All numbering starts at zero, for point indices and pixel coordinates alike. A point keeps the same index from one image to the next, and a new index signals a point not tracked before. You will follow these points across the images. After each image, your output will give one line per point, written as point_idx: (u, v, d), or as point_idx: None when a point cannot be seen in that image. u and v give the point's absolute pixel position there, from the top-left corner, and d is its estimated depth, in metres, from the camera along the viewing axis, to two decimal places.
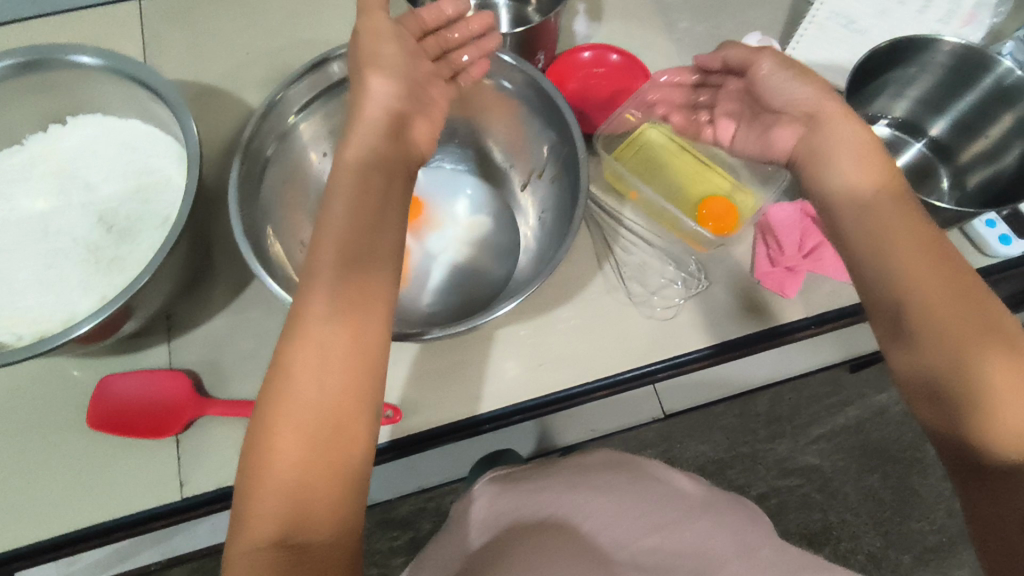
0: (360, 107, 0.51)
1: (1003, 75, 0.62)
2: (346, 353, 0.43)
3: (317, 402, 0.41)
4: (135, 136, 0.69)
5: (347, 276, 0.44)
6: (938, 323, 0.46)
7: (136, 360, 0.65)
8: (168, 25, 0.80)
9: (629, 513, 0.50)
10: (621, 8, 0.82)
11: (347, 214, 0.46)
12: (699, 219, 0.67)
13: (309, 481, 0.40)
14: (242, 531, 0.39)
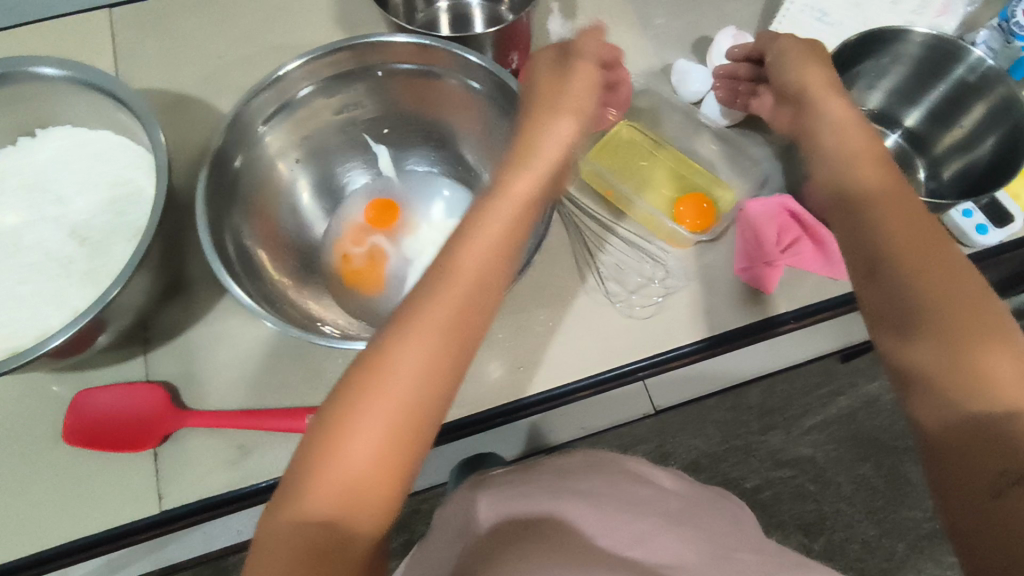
0: (540, 144, 0.51)
1: (975, 63, 0.62)
2: (444, 365, 0.42)
3: (406, 402, 0.40)
4: (106, 146, 0.68)
5: (465, 288, 0.44)
6: (931, 300, 0.42)
7: (112, 373, 0.64)
8: (140, 34, 0.80)
9: (613, 516, 0.48)
10: (596, 6, 0.81)
11: (487, 237, 0.46)
12: (677, 217, 0.68)
13: (371, 479, 0.39)
14: (293, 501, 0.38)
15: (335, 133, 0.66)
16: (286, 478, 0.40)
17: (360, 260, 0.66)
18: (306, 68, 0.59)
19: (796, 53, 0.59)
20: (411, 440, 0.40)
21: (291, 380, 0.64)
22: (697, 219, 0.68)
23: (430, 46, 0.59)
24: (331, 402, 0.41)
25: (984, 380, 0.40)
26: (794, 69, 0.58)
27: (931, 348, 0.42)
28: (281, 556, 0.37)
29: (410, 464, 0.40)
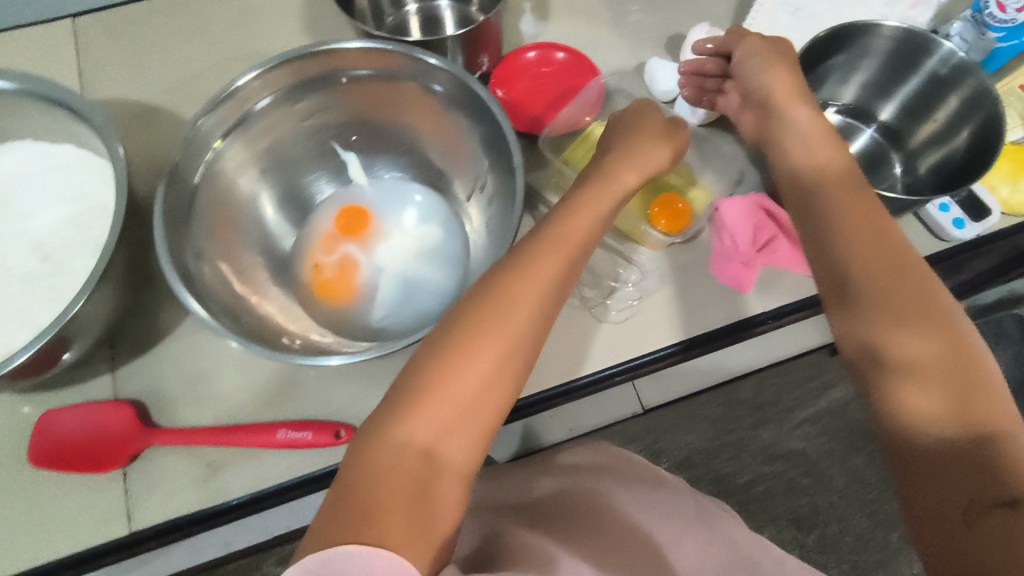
0: (641, 155, 0.57)
1: (947, 55, 0.61)
2: (536, 329, 0.46)
3: (507, 355, 0.44)
4: (67, 160, 0.67)
5: (571, 257, 0.49)
6: (902, 313, 0.44)
7: (78, 392, 0.63)
8: (103, 43, 0.78)
9: (604, 492, 0.58)
10: (568, 4, 0.80)
11: (596, 214, 0.52)
12: (654, 217, 0.66)
13: (468, 420, 0.42)
14: (398, 423, 0.41)
15: (300, 141, 0.65)
16: (387, 399, 0.43)
17: (332, 270, 0.62)
18: (263, 80, 0.59)
19: (760, 56, 0.60)
20: (503, 394, 0.44)
21: (262, 394, 0.63)
22: (675, 218, 0.66)
23: (391, 51, 0.59)
24: (439, 341, 0.44)
25: (959, 395, 0.41)
26: (760, 74, 0.59)
27: (919, 365, 0.42)
28: (385, 476, 0.39)
29: (499, 416, 0.44)
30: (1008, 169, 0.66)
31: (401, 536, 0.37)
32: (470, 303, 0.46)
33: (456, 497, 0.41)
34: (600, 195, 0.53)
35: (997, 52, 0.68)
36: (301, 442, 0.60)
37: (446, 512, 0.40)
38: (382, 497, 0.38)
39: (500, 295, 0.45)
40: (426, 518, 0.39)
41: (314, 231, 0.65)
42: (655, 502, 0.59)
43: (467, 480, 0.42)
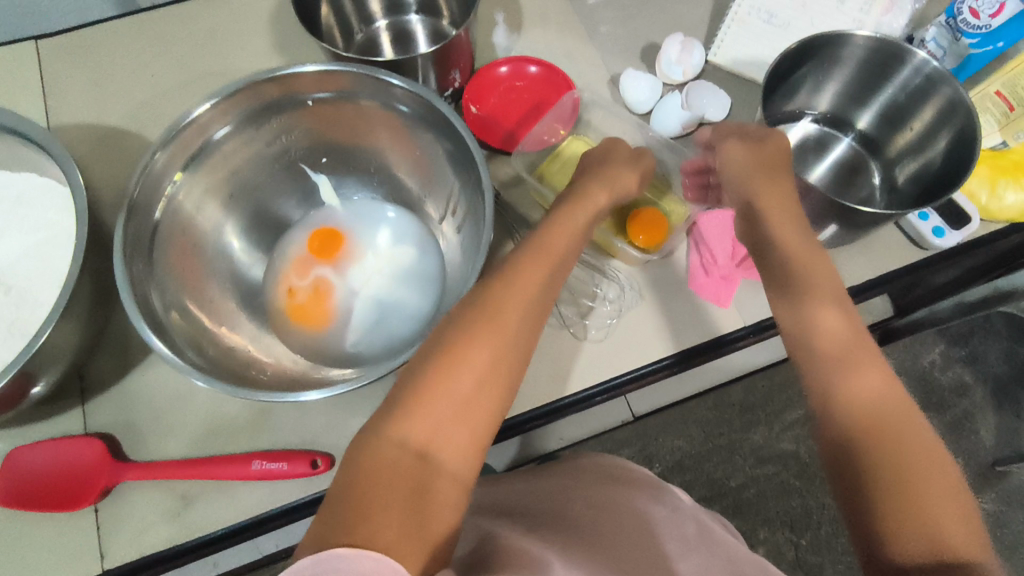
0: (613, 174, 0.56)
1: (921, 64, 0.59)
2: (529, 331, 0.46)
3: (500, 354, 0.43)
4: (30, 189, 0.65)
5: (557, 260, 0.49)
6: (865, 394, 0.46)
7: (46, 427, 0.61)
8: (68, 67, 0.77)
9: (613, 499, 0.54)
10: (540, 16, 0.79)
11: (575, 225, 0.52)
12: (630, 232, 0.64)
13: (463, 422, 0.41)
14: (392, 422, 0.39)
15: (267, 165, 0.64)
16: (381, 406, 0.41)
17: (304, 295, 0.61)
18: (217, 109, 0.57)
19: (741, 161, 0.56)
20: (497, 396, 0.42)
21: (236, 423, 0.62)
22: (653, 234, 0.64)
23: (352, 73, 0.57)
24: (432, 342, 0.44)
25: (928, 508, 0.41)
26: (746, 178, 0.55)
27: (896, 459, 0.43)
28: (380, 477, 0.37)
29: (495, 420, 0.42)
30: (987, 173, 0.65)
31: (394, 538, 0.35)
32: (464, 304, 0.46)
33: (453, 500, 0.39)
34: (586, 200, 0.53)
35: (971, 58, 0.68)
36: (276, 473, 0.58)
37: (443, 516, 0.38)
38: (376, 498, 0.36)
39: (493, 296, 0.45)
40: (421, 520, 0.36)
41: (285, 251, 0.64)
42: (662, 514, 0.54)
43: (465, 486, 0.40)
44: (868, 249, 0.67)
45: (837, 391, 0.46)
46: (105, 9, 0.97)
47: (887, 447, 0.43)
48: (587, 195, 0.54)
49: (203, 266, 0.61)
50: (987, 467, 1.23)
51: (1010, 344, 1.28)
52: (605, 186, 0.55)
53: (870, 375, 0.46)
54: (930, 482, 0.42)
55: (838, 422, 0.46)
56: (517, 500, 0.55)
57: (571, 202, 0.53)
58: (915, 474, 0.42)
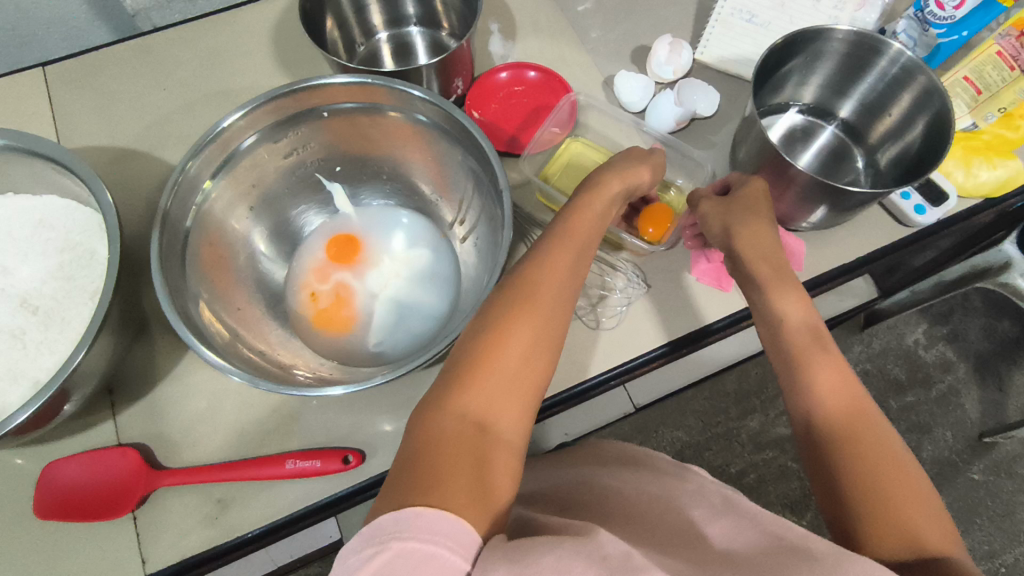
0: (629, 169, 0.59)
1: (897, 55, 0.63)
2: (563, 311, 0.50)
3: (538, 334, 0.47)
4: (51, 211, 0.67)
5: (581, 253, 0.53)
6: (830, 391, 0.53)
7: (79, 441, 0.63)
8: (75, 92, 0.78)
9: (637, 480, 0.56)
10: (534, 24, 0.83)
11: (597, 216, 0.55)
12: (642, 227, 0.69)
13: (512, 397, 0.45)
14: (451, 400, 0.44)
15: (285, 177, 0.67)
16: (432, 393, 0.45)
17: (326, 299, 0.63)
18: (247, 119, 0.60)
19: (733, 209, 0.62)
20: (541, 370, 0.47)
21: (264, 428, 0.64)
22: (664, 228, 0.68)
23: (370, 84, 0.60)
24: (474, 329, 0.48)
25: (890, 479, 0.48)
26: (733, 223, 0.61)
27: (864, 442, 0.50)
28: (444, 449, 0.41)
29: (540, 392, 0.46)
30: (962, 154, 0.69)
31: (464, 501, 0.38)
32: (499, 291, 0.50)
33: (511, 466, 0.42)
34: (599, 195, 0.56)
35: (940, 47, 0.72)
36: (311, 471, 0.60)
37: (504, 478, 0.41)
38: (442, 466, 0.40)
39: (526, 284, 0.49)
40: (485, 485, 0.40)
41: (304, 259, 0.66)
42: (690, 489, 0.55)
43: (519, 453, 0.44)
44: (855, 229, 0.71)
45: (805, 387, 0.54)
46: (100, 33, 0.99)
47: (841, 412, 0.52)
48: (605, 187, 0.57)
49: (232, 274, 0.63)
50: (974, 439, 1.28)
51: (988, 320, 1.35)
52: (620, 180, 0.58)
53: (829, 366, 0.54)
54: (893, 477, 0.48)
55: (816, 407, 0.53)
56: (552, 489, 0.58)
57: (590, 195, 0.56)
58: (870, 453, 0.49)
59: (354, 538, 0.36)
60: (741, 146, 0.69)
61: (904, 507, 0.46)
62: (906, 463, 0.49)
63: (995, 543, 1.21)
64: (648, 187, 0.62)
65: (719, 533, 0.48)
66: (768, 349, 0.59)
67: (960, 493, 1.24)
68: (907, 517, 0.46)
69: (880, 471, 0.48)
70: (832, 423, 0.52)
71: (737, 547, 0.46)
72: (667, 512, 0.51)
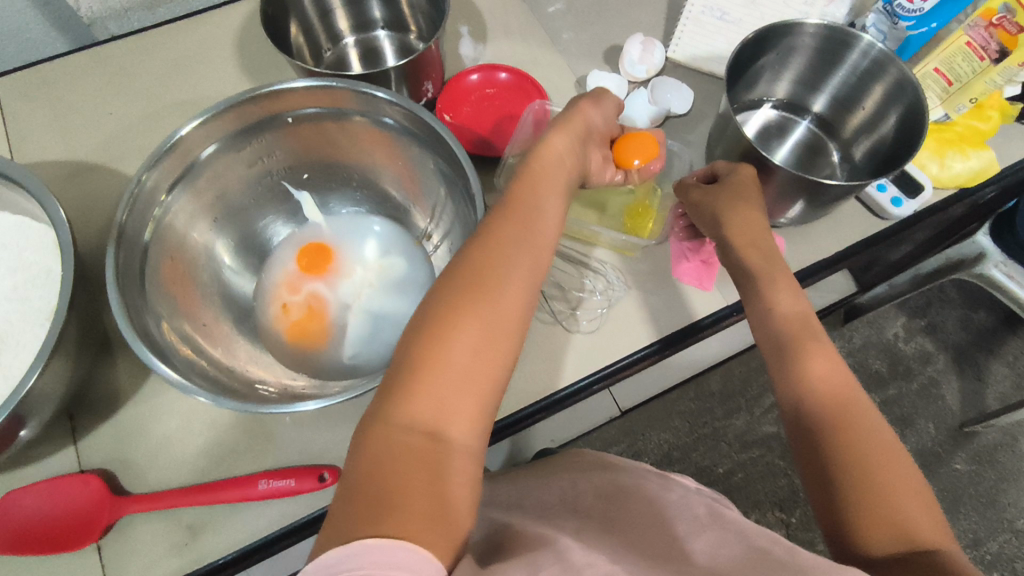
0: (569, 114, 0.56)
1: (867, 48, 0.63)
2: (523, 295, 0.45)
3: (489, 323, 0.43)
4: (5, 229, 0.64)
5: (533, 227, 0.48)
6: (815, 378, 0.52)
7: (37, 470, 0.60)
8: (30, 104, 0.75)
9: (615, 493, 0.55)
10: (504, 27, 0.82)
11: (552, 187, 0.51)
12: (622, 162, 0.62)
13: (467, 394, 0.41)
14: (398, 406, 0.40)
15: (250, 186, 0.65)
16: (376, 397, 0.41)
17: (297, 312, 0.61)
18: (205, 128, 0.57)
19: (722, 197, 0.61)
20: (499, 360, 0.43)
21: (235, 448, 0.61)
22: (635, 139, 0.62)
23: (334, 88, 0.58)
24: (419, 320, 0.43)
25: (878, 467, 0.47)
26: (724, 210, 0.60)
27: (854, 428, 0.49)
28: (392, 464, 0.38)
29: (500, 384, 0.43)
30: (936, 147, 0.70)
31: (420, 523, 0.35)
32: (449, 274, 0.45)
33: (470, 474, 0.40)
34: (546, 152, 0.53)
35: (910, 40, 0.72)
36: (283, 491, 0.58)
37: (462, 489, 0.39)
38: (393, 485, 0.37)
39: (480, 269, 0.44)
40: (443, 503, 0.37)
41: (275, 272, 0.64)
42: (675, 500, 0.55)
43: (476, 457, 0.41)
44: (834, 223, 0.71)
45: (797, 377, 0.53)
46: (57, 45, 0.96)
47: (832, 400, 0.51)
48: (553, 137, 0.54)
49: (195, 287, 0.61)
50: (956, 428, 1.29)
51: (964, 311, 1.37)
52: (563, 131, 0.55)
53: (822, 354, 0.53)
54: (884, 464, 0.47)
55: (807, 395, 0.52)
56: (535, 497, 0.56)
57: (537, 152, 0.53)
58: (860, 442, 0.48)
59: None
60: (718, 144, 0.68)
61: (896, 497, 0.46)
62: (895, 450, 0.48)
63: (980, 531, 1.22)
64: (601, 126, 0.60)
65: (702, 549, 0.47)
66: (760, 342, 0.57)
67: (945, 483, 1.25)
68: (897, 507, 0.45)
69: (876, 464, 0.47)
70: (825, 413, 0.50)
71: (724, 562, 0.45)
72: (646, 528, 0.50)
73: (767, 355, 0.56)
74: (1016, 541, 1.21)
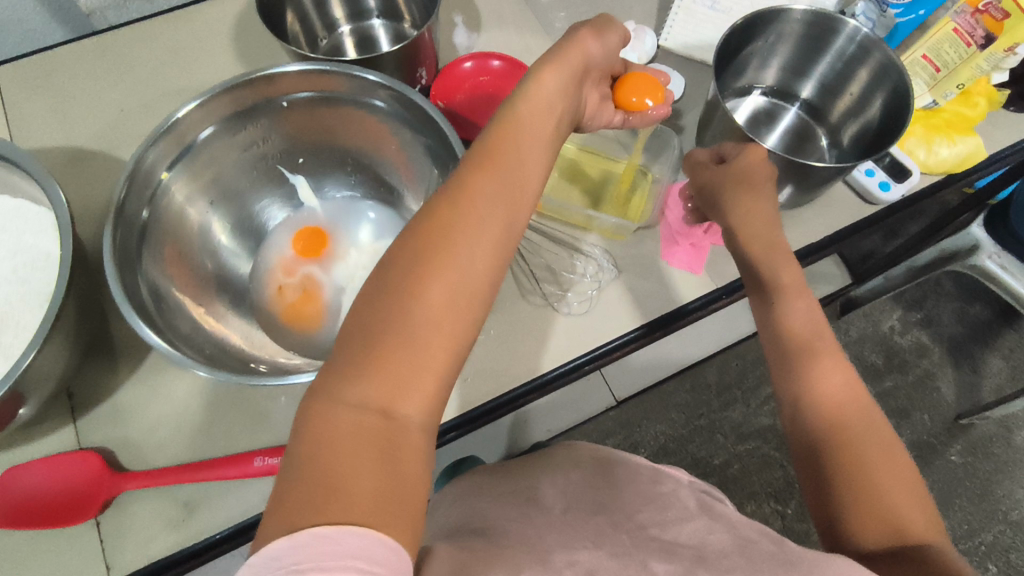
0: (563, 46, 0.52)
1: (853, 33, 0.64)
2: (487, 264, 0.42)
3: (456, 287, 0.41)
4: (5, 212, 0.65)
5: (507, 178, 0.45)
6: (815, 373, 0.53)
7: (37, 448, 0.61)
8: (30, 91, 0.77)
9: (610, 485, 0.56)
10: (497, 16, 0.83)
11: (536, 139, 0.47)
12: (620, 100, 0.59)
13: (424, 369, 0.39)
14: (346, 384, 0.38)
15: (245, 169, 0.66)
16: (322, 368, 0.39)
17: (293, 293, 0.65)
18: (203, 110, 0.58)
19: (732, 180, 0.60)
20: (461, 331, 0.41)
21: (232, 426, 0.62)
22: (638, 76, 0.59)
23: (328, 72, 0.59)
24: (372, 290, 0.41)
25: (874, 465, 0.48)
26: (730, 200, 0.60)
27: (851, 424, 0.50)
28: (340, 446, 0.36)
29: (460, 357, 0.41)
30: (923, 133, 0.71)
31: (370, 507, 0.34)
32: (407, 237, 0.42)
33: (424, 453, 0.38)
34: (536, 90, 0.49)
35: (898, 27, 0.72)
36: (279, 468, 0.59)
37: (417, 468, 0.37)
38: (340, 468, 0.35)
39: (441, 236, 0.41)
40: (395, 486, 0.36)
41: (270, 256, 0.68)
42: (664, 493, 0.55)
43: (430, 433, 0.39)
44: (824, 208, 0.72)
45: (805, 386, 0.53)
46: (57, 35, 0.97)
47: (832, 396, 0.52)
48: (544, 74, 0.49)
49: (191, 267, 0.62)
50: (951, 420, 1.29)
51: (960, 304, 1.37)
52: (557, 67, 0.50)
53: (826, 348, 0.54)
54: (881, 461, 0.48)
55: (811, 387, 0.52)
56: (532, 484, 0.57)
57: (520, 94, 0.48)
58: (858, 440, 0.49)
59: (242, 571, 0.32)
60: (707, 129, 0.69)
61: (891, 493, 0.47)
62: (893, 446, 0.49)
63: (975, 522, 1.23)
64: (603, 64, 0.55)
65: (684, 537, 0.48)
66: (763, 333, 0.58)
67: (940, 475, 1.26)
68: (892, 503, 0.46)
69: (881, 471, 0.48)
70: (823, 408, 0.51)
71: (711, 549, 0.47)
72: (636, 517, 0.50)
73: (771, 349, 0.57)
74: (1011, 532, 1.22)
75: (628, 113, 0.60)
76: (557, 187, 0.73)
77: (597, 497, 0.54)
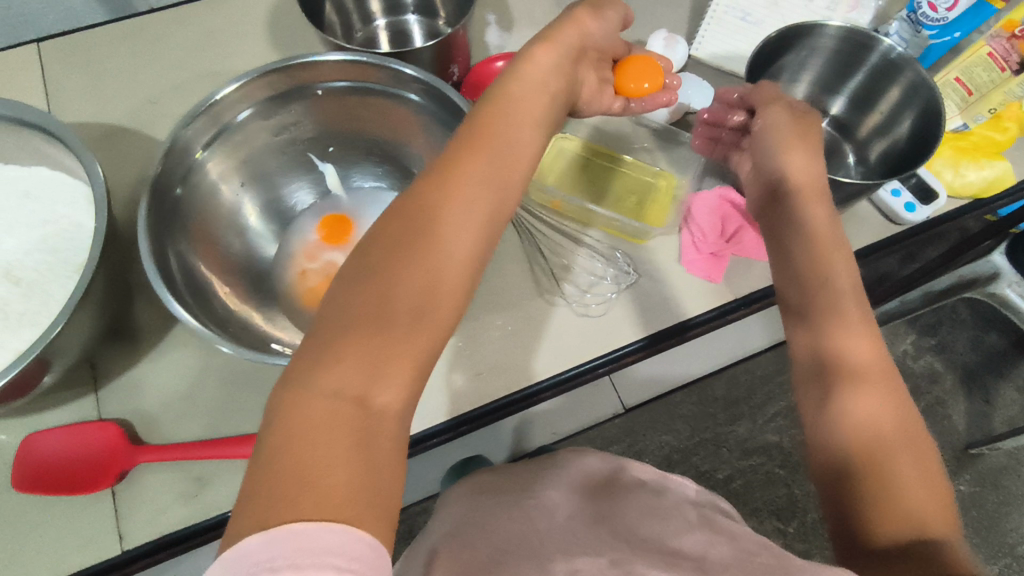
0: (553, 28, 0.53)
1: (887, 51, 0.64)
2: (467, 253, 0.43)
3: (439, 273, 0.41)
4: (40, 183, 0.66)
5: (495, 160, 0.46)
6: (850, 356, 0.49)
7: (58, 416, 0.62)
8: (69, 67, 0.78)
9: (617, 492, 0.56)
10: (530, 17, 0.84)
11: (526, 124, 0.48)
12: (620, 83, 0.60)
13: (403, 355, 0.39)
14: (322, 371, 0.37)
15: (276, 153, 0.67)
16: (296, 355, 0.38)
17: (314, 278, 0.62)
18: (241, 92, 0.59)
19: (783, 132, 0.59)
20: (443, 316, 0.41)
21: (248, 406, 0.63)
22: (636, 63, 0.60)
23: (365, 62, 0.60)
24: (354, 276, 0.40)
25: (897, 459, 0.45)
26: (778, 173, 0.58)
27: (880, 413, 0.47)
28: (315, 437, 0.35)
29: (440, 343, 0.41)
30: (951, 154, 0.71)
31: (341, 500, 0.33)
32: (388, 226, 0.42)
33: (400, 440, 0.38)
34: (526, 73, 0.50)
35: (931, 48, 0.73)
36: None
37: (390, 456, 0.37)
38: (318, 455, 0.34)
39: (426, 225, 0.42)
40: (371, 478, 0.35)
41: (295, 241, 0.66)
42: (665, 503, 0.55)
43: (406, 422, 0.39)
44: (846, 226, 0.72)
45: (834, 378, 0.49)
46: (96, 15, 1.00)
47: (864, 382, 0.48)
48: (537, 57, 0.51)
49: (217, 248, 0.62)
50: (961, 449, 1.28)
51: (976, 332, 1.36)
52: (551, 46, 0.52)
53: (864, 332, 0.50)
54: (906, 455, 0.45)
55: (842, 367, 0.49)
56: (540, 484, 0.57)
57: (507, 79, 0.50)
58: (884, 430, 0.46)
59: (213, 568, 0.31)
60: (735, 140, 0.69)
61: (911, 490, 0.43)
62: (922, 444, 0.46)
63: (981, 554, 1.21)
64: (599, 41, 0.57)
65: (690, 545, 0.49)
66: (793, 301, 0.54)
67: None
68: (912, 499, 0.43)
69: (904, 478, 0.44)
70: (853, 394, 0.48)
71: (716, 558, 0.47)
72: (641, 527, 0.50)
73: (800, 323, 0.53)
74: (1016, 566, 1.21)
75: (629, 99, 0.61)
76: (580, 189, 0.73)
77: (605, 503, 0.54)
